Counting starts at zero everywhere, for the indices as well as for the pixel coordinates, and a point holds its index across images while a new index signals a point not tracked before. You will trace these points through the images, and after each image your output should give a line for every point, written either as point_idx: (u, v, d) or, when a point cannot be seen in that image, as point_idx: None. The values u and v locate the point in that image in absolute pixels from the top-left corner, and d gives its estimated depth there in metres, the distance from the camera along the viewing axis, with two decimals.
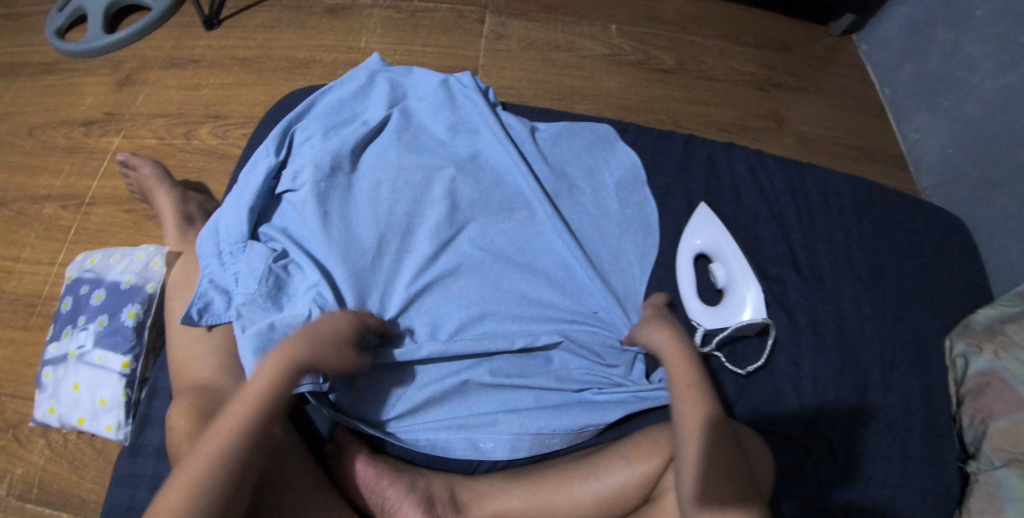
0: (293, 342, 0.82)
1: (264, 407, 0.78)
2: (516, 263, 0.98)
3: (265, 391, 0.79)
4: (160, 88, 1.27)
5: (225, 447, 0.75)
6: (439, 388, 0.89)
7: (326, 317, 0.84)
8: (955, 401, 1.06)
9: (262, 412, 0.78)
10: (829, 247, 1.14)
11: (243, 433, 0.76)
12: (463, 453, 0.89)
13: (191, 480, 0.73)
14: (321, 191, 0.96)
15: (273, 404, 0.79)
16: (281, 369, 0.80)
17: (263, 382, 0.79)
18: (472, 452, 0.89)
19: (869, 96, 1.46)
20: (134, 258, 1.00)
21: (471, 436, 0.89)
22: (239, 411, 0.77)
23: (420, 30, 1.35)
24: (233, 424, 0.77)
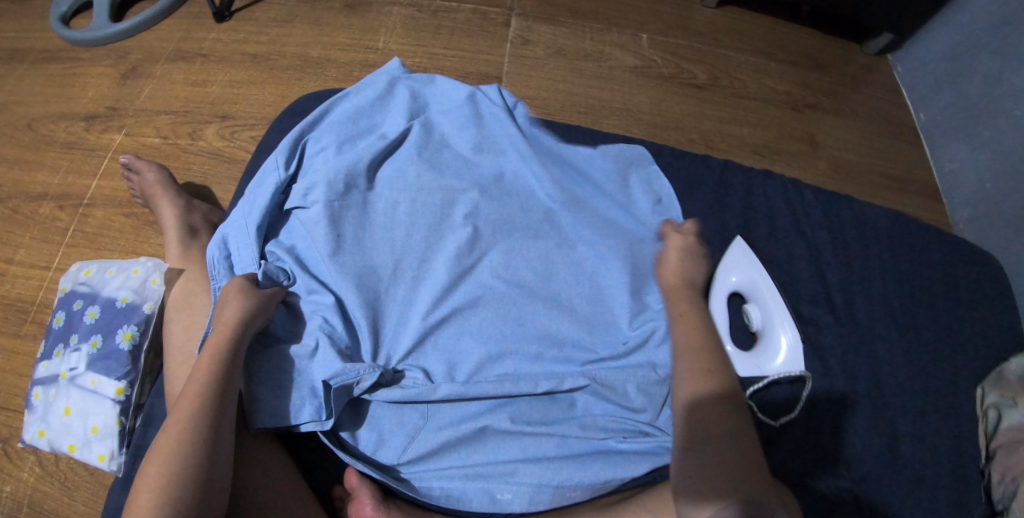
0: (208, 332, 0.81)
1: (209, 399, 0.76)
2: (540, 295, 0.93)
3: (202, 386, 0.77)
4: (167, 83, 1.20)
5: (183, 445, 0.73)
6: (455, 433, 0.86)
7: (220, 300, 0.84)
8: (984, 455, 1.00)
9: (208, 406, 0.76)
10: (863, 286, 1.09)
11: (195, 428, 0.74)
12: (479, 504, 0.85)
13: (150, 484, 0.71)
14: (335, 211, 0.91)
15: (220, 391, 0.77)
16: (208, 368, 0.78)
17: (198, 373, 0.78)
18: (489, 503, 0.85)
19: (904, 121, 1.37)
20: (131, 274, 0.95)
21: (488, 486, 0.85)
22: (184, 407, 0.75)
23: (442, 32, 1.28)
24: (183, 418, 0.75)
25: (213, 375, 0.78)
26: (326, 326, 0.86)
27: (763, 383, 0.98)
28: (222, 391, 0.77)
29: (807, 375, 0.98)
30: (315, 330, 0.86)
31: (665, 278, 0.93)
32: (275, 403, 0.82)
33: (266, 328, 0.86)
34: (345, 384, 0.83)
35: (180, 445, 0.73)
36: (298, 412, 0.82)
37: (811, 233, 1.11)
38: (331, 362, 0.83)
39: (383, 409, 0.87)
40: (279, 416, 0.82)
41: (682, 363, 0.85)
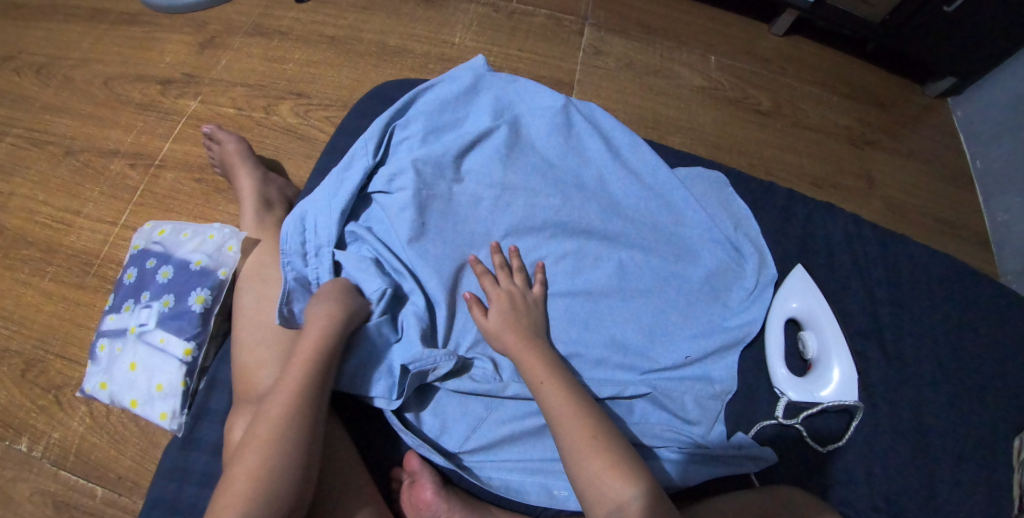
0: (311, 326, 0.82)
1: (308, 390, 0.78)
2: (609, 303, 0.97)
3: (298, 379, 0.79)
4: (243, 56, 1.22)
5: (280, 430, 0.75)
6: (519, 428, 0.88)
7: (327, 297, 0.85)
8: (1019, 506, 0.98)
9: (302, 399, 0.78)
10: (915, 325, 1.09)
11: (294, 420, 0.76)
12: (536, 497, 0.87)
13: (256, 463, 0.73)
14: (421, 201, 0.94)
15: (317, 386, 0.79)
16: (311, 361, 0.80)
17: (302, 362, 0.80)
18: (546, 498, 0.87)
19: (959, 168, 1.38)
20: (206, 239, 0.96)
21: (545, 482, 0.87)
22: (282, 397, 0.77)
23: (517, 34, 1.30)
24: (280, 407, 0.77)
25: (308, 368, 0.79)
26: (416, 306, 0.90)
27: (816, 409, 1.00)
28: (316, 386, 0.79)
29: (859, 408, 1.00)
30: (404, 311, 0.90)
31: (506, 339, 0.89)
32: (354, 371, 0.87)
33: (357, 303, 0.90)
34: (422, 369, 0.87)
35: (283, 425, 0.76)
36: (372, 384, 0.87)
37: (868, 267, 1.12)
38: (412, 345, 0.87)
39: (450, 396, 0.90)
40: (354, 382, 0.87)
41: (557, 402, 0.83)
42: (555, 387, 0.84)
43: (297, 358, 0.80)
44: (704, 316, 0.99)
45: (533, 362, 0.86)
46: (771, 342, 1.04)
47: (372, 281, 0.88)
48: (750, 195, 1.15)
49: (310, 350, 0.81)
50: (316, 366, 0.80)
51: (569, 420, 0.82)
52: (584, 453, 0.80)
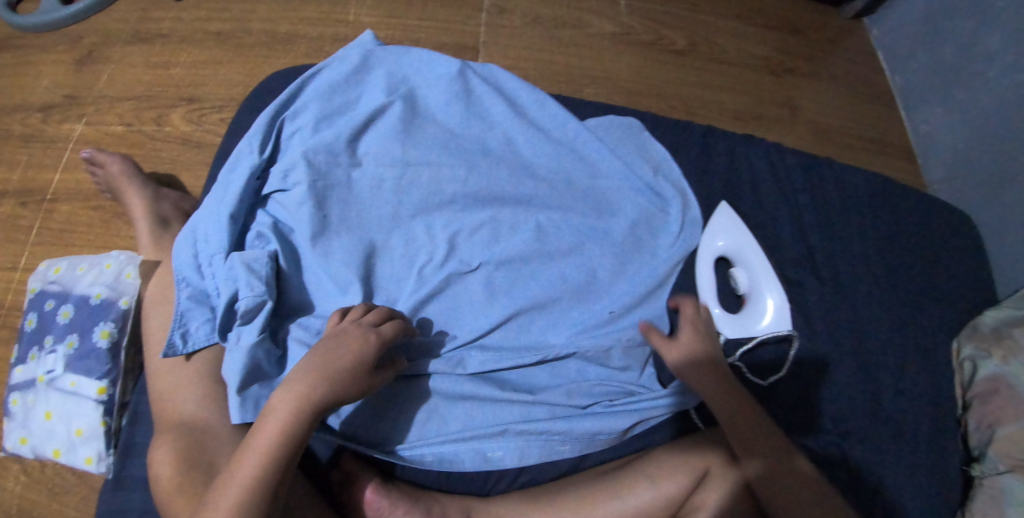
0: (311, 368, 0.78)
1: (297, 432, 0.77)
2: (529, 265, 0.96)
3: (280, 434, 0.76)
4: (125, 67, 1.13)
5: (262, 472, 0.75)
6: (451, 400, 0.92)
7: (349, 342, 0.80)
8: (961, 404, 1.04)
9: (279, 460, 0.75)
10: (845, 246, 1.10)
11: (269, 472, 0.75)
12: (473, 464, 0.91)
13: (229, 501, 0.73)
14: (318, 192, 0.92)
15: (294, 446, 0.76)
16: (302, 402, 0.77)
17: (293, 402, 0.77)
18: (482, 462, 0.91)
19: (880, 84, 1.38)
20: (103, 269, 0.93)
21: (480, 449, 0.91)
22: (256, 452, 0.75)
23: (414, 2, 1.24)
24: (252, 463, 0.75)
25: (294, 426, 0.76)
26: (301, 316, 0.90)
27: (752, 344, 1.01)
28: (295, 448, 0.77)
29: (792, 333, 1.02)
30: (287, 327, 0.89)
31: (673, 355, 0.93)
32: (249, 394, 0.83)
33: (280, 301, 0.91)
34: None
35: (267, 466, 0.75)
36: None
37: (794, 196, 1.12)
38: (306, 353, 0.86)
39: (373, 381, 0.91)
40: (254, 408, 0.83)
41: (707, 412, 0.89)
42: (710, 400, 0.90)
43: (280, 410, 0.77)
44: (631, 264, 0.99)
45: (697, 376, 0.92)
46: (703, 284, 1.03)
47: (252, 288, 0.85)
48: (671, 137, 1.13)
49: (292, 406, 0.77)
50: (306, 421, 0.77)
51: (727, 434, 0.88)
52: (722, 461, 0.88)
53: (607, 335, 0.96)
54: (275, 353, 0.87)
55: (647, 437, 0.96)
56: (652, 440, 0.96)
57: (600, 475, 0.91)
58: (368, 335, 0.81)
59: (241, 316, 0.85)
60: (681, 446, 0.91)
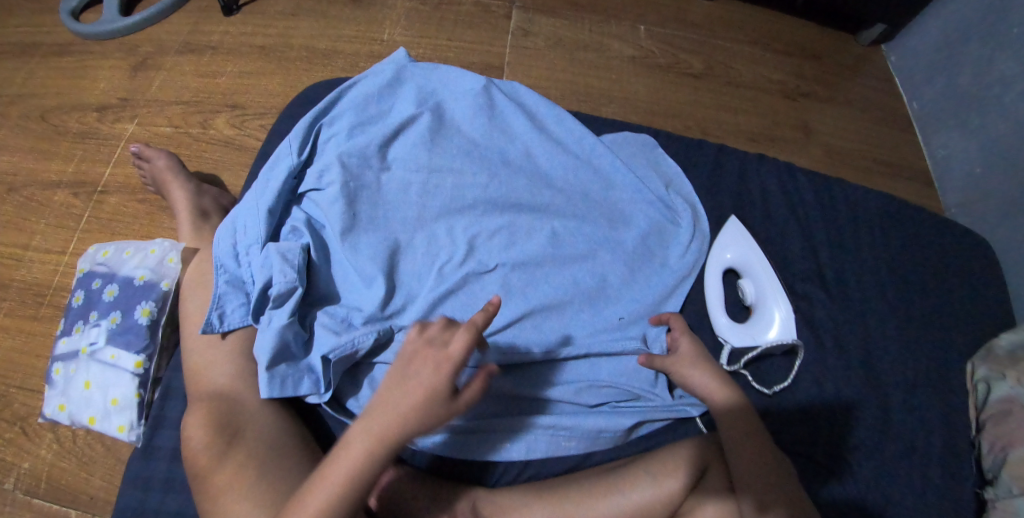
0: (384, 407, 0.76)
1: (361, 476, 0.75)
2: (546, 270, 0.99)
3: (354, 471, 0.74)
4: (177, 75, 1.23)
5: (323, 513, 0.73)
6: None
7: (416, 381, 0.76)
8: (975, 426, 1.03)
9: (351, 496, 0.74)
10: (855, 262, 1.12)
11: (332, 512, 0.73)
12: (479, 454, 0.94)
13: None
14: (349, 192, 0.96)
15: (366, 484, 0.75)
16: (373, 443, 0.75)
17: (359, 448, 0.75)
18: (488, 452, 0.94)
19: (897, 110, 1.41)
20: (148, 254, 0.98)
21: (488, 438, 0.95)
22: (327, 486, 0.74)
23: (445, 24, 1.32)
24: (323, 498, 0.74)
25: (369, 463, 0.75)
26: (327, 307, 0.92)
27: (755, 352, 1.02)
28: (366, 486, 0.75)
29: (799, 344, 1.03)
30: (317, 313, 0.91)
31: (702, 383, 0.91)
32: (278, 372, 0.86)
33: (309, 289, 0.94)
34: (344, 355, 0.89)
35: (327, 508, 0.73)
36: (299, 384, 0.88)
37: (804, 213, 1.15)
38: (329, 337, 0.88)
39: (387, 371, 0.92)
40: (281, 386, 0.86)
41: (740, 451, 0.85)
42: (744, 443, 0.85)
43: (358, 443, 0.75)
44: (642, 272, 1.03)
45: (730, 421, 0.87)
46: (711, 294, 1.06)
47: (284, 275, 0.89)
48: (685, 152, 1.17)
49: (369, 443, 0.75)
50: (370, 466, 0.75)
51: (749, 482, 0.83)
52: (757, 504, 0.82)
53: (621, 338, 0.98)
54: (303, 336, 0.90)
55: (651, 438, 0.97)
56: (657, 441, 0.97)
57: (604, 471, 0.90)
58: (448, 371, 0.76)
59: (273, 300, 0.88)
60: (688, 443, 0.90)
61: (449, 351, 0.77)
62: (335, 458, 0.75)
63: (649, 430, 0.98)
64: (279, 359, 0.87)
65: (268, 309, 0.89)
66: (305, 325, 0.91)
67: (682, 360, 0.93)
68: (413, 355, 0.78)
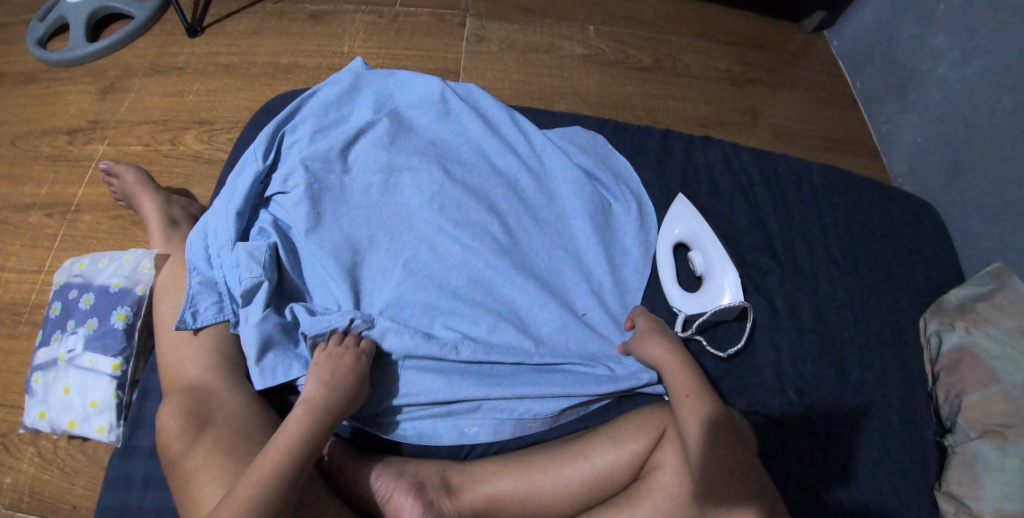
0: (312, 387, 0.87)
1: (304, 450, 0.82)
2: (506, 257, 1.03)
3: (296, 437, 0.83)
4: (145, 96, 1.27)
5: (272, 476, 0.79)
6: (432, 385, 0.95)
7: (332, 361, 0.89)
8: (932, 378, 1.08)
9: (296, 456, 0.81)
10: (802, 233, 1.18)
11: (279, 476, 0.79)
12: (450, 441, 0.96)
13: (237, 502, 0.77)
14: (313, 193, 1.00)
15: (308, 452, 0.82)
16: (309, 417, 0.84)
17: (297, 423, 0.84)
18: (458, 439, 0.96)
19: (840, 91, 1.48)
20: (122, 262, 1.01)
21: (456, 424, 0.96)
22: (276, 448, 0.81)
23: (402, 34, 1.38)
24: (274, 458, 0.80)
25: (313, 425, 0.84)
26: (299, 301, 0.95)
27: (704, 318, 1.06)
28: (311, 446, 0.83)
29: (749, 306, 1.08)
30: (290, 305, 0.94)
31: (659, 353, 0.95)
32: (266, 363, 0.90)
33: (285, 288, 0.97)
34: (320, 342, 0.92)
35: (273, 474, 0.79)
36: (289, 369, 0.91)
37: (751, 191, 1.21)
38: (311, 324, 0.92)
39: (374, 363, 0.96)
40: (271, 374, 0.90)
41: (687, 409, 0.89)
42: (699, 401, 0.89)
43: (298, 417, 0.84)
44: (600, 255, 1.07)
45: (679, 376, 0.92)
46: (662, 268, 1.11)
47: (251, 272, 0.93)
48: (634, 140, 1.23)
49: (307, 414, 0.85)
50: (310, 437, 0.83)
51: (705, 436, 0.86)
52: (715, 457, 0.85)
53: (580, 317, 1.02)
54: (285, 325, 0.93)
55: (603, 413, 1.00)
56: (607, 417, 1.00)
57: (568, 439, 0.94)
58: (363, 356, 0.91)
59: (243, 297, 0.92)
60: (655, 408, 0.94)
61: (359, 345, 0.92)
62: (279, 433, 0.83)
63: (600, 406, 1.00)
64: (264, 351, 0.90)
65: (241, 307, 0.92)
66: (283, 316, 0.94)
67: (644, 333, 0.97)
68: (333, 349, 0.91)
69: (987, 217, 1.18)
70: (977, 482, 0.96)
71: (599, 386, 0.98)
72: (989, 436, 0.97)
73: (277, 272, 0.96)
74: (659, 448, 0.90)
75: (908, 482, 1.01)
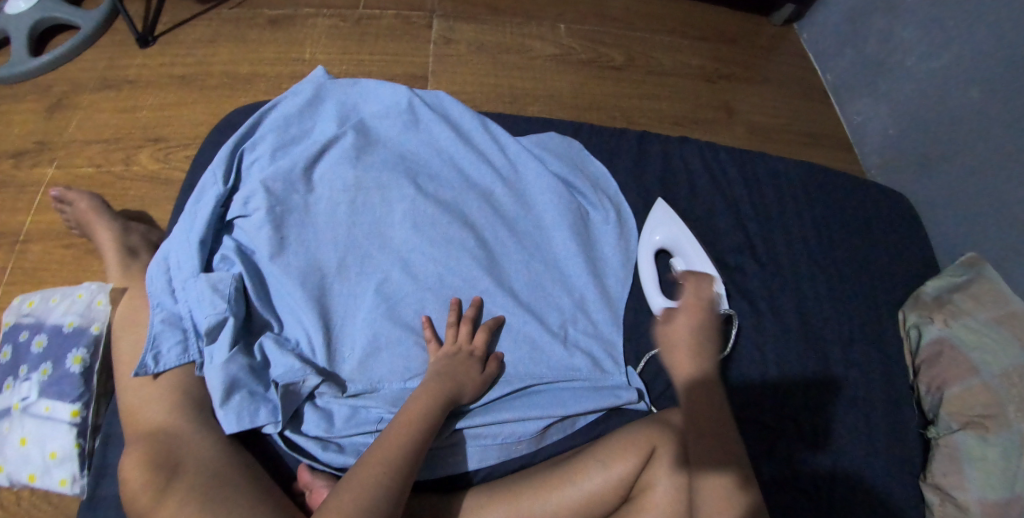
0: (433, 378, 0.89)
1: (425, 434, 0.83)
2: (485, 273, 0.99)
3: (418, 419, 0.84)
4: (95, 113, 1.19)
5: (398, 456, 0.79)
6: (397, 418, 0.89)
7: (449, 355, 0.91)
8: (912, 371, 1.09)
9: (419, 437, 0.82)
10: (781, 233, 1.17)
11: (409, 460, 0.80)
12: (436, 472, 0.92)
13: (363, 486, 0.76)
14: (276, 216, 0.95)
15: (426, 437, 0.83)
16: (436, 400, 0.86)
17: (422, 406, 0.85)
18: (443, 469, 0.92)
19: (812, 84, 1.48)
20: (75, 298, 0.95)
21: (440, 455, 0.93)
22: (403, 430, 0.82)
23: (367, 38, 1.32)
24: (400, 440, 0.81)
25: (436, 409, 0.85)
26: (270, 332, 0.90)
27: None
28: (431, 432, 0.84)
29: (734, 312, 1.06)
30: (259, 340, 0.89)
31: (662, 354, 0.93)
32: (233, 405, 0.84)
33: (253, 326, 0.91)
34: (293, 382, 0.87)
35: (398, 459, 0.79)
36: (256, 414, 0.85)
37: (729, 190, 1.20)
38: (283, 363, 0.88)
39: (335, 402, 0.90)
40: (236, 417, 0.84)
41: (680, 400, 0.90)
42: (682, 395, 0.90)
43: (421, 399, 0.86)
44: (580, 267, 1.04)
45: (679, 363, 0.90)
46: (644, 277, 1.06)
47: (215, 307, 0.88)
48: (611, 143, 1.20)
49: (431, 396, 0.86)
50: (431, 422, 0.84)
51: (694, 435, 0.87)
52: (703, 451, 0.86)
53: (560, 333, 0.99)
54: (254, 366, 0.87)
55: (591, 429, 0.97)
56: (595, 434, 0.97)
57: (556, 462, 0.92)
58: (478, 355, 0.93)
59: (207, 334, 0.86)
60: (641, 427, 0.91)
61: (471, 343, 0.94)
62: (404, 412, 0.85)
63: (588, 423, 0.98)
64: (231, 392, 0.84)
65: (206, 345, 0.87)
66: (251, 354, 0.89)
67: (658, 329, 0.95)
68: (446, 349, 0.92)
69: (961, 209, 1.18)
70: (960, 472, 0.96)
71: (583, 403, 0.96)
72: (972, 428, 0.97)
73: (244, 305, 0.91)
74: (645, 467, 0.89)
75: (898, 481, 1.01)
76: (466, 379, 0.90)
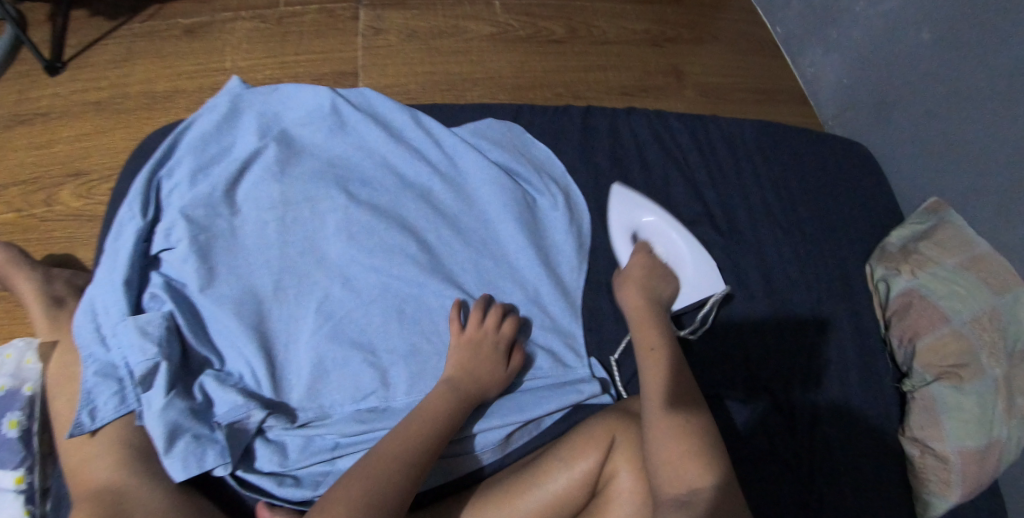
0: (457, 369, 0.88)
1: (444, 426, 0.82)
2: (431, 278, 0.95)
3: (436, 412, 0.83)
4: (9, 152, 1.12)
5: (411, 448, 0.78)
6: (354, 443, 0.86)
7: (475, 344, 0.90)
8: (883, 323, 1.06)
9: (438, 430, 0.81)
10: (740, 199, 1.13)
11: (425, 452, 0.78)
12: None
13: (374, 478, 0.74)
14: (202, 246, 0.90)
15: (445, 429, 0.82)
16: (457, 389, 0.86)
17: (443, 398, 0.84)
18: None
19: (761, 38, 1.43)
20: (4, 360, 0.90)
21: None
22: (421, 422, 0.81)
23: (291, 39, 1.25)
24: (417, 433, 0.80)
25: (459, 400, 0.85)
26: (210, 370, 0.86)
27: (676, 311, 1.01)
28: (453, 424, 0.83)
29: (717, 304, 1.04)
30: (198, 380, 0.85)
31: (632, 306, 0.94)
32: (177, 451, 0.80)
33: (192, 365, 0.87)
34: (237, 419, 0.84)
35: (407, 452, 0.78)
36: (203, 457, 0.81)
37: (682, 159, 1.15)
38: (228, 399, 0.84)
39: (286, 434, 0.86)
40: (183, 462, 0.80)
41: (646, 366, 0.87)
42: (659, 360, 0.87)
43: (444, 391, 0.85)
44: (530, 260, 1.00)
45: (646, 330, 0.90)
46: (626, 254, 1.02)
47: (144, 353, 0.83)
48: (556, 123, 1.15)
49: (453, 387, 0.86)
50: (453, 415, 0.83)
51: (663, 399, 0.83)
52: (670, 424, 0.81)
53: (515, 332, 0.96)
54: (195, 408, 0.83)
55: (558, 427, 0.94)
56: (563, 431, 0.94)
57: (520, 468, 0.89)
58: (505, 343, 0.91)
59: (140, 382, 0.82)
60: (600, 422, 0.88)
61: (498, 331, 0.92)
62: (423, 405, 0.84)
63: (554, 421, 0.95)
64: (173, 438, 0.80)
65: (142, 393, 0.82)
66: (191, 395, 0.84)
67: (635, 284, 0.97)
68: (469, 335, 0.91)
69: (920, 153, 1.15)
70: (938, 424, 0.94)
71: (544, 402, 0.93)
72: (946, 378, 0.95)
73: (179, 344, 0.86)
74: (609, 460, 0.86)
75: (877, 439, 0.99)
76: (491, 369, 0.89)
